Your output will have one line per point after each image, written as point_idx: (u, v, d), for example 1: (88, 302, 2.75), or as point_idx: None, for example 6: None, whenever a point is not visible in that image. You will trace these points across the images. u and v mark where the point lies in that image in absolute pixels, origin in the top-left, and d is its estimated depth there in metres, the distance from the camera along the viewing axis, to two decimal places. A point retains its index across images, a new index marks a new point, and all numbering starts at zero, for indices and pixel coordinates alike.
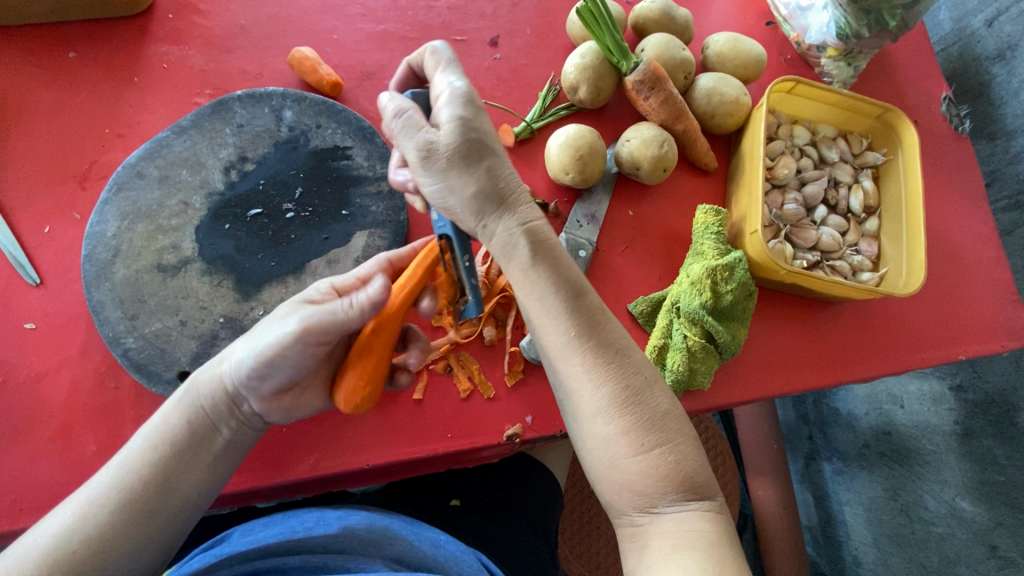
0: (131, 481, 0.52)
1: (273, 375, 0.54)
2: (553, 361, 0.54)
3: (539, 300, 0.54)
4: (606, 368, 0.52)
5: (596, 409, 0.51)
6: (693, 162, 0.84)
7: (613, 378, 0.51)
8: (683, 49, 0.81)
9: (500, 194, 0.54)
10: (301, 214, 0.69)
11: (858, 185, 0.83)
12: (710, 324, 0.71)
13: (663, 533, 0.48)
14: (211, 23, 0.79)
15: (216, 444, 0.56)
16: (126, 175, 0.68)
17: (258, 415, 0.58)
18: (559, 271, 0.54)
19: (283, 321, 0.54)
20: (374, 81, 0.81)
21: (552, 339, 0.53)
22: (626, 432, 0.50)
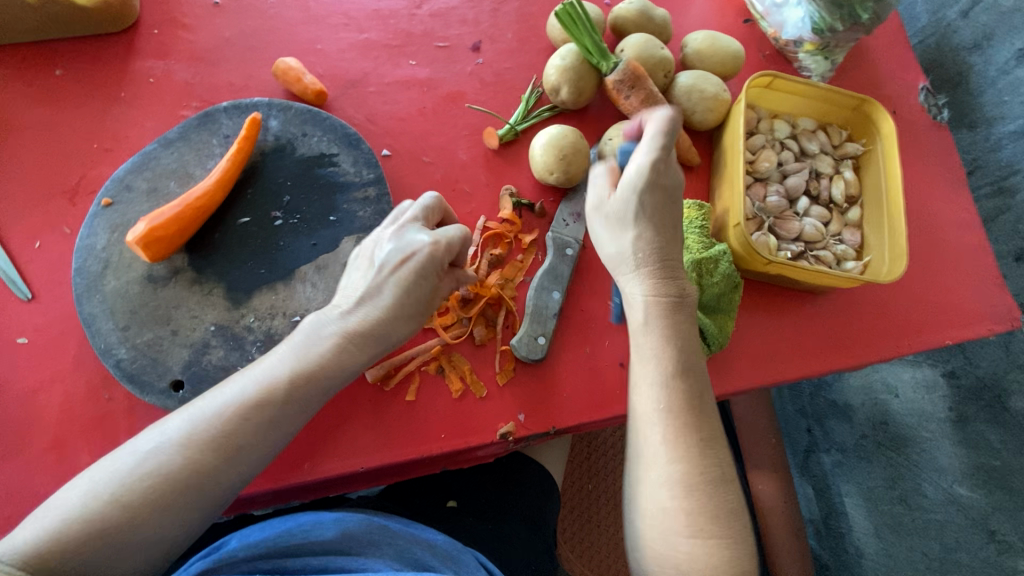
0: (174, 465, 0.50)
1: (368, 346, 0.58)
2: (640, 422, 0.58)
3: (642, 365, 0.59)
4: (690, 451, 0.56)
5: (661, 482, 0.55)
6: (676, 159, 0.85)
7: (689, 462, 0.55)
8: (661, 48, 0.83)
9: (656, 258, 0.61)
10: (289, 220, 0.70)
11: (839, 175, 0.84)
12: (698, 317, 0.73)
13: None
14: (195, 36, 0.81)
15: (262, 418, 0.54)
16: (115, 188, 0.68)
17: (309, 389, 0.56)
18: (681, 349, 0.59)
19: (362, 298, 0.58)
20: (359, 89, 0.82)
21: (639, 398, 0.59)
22: (687, 513, 0.54)
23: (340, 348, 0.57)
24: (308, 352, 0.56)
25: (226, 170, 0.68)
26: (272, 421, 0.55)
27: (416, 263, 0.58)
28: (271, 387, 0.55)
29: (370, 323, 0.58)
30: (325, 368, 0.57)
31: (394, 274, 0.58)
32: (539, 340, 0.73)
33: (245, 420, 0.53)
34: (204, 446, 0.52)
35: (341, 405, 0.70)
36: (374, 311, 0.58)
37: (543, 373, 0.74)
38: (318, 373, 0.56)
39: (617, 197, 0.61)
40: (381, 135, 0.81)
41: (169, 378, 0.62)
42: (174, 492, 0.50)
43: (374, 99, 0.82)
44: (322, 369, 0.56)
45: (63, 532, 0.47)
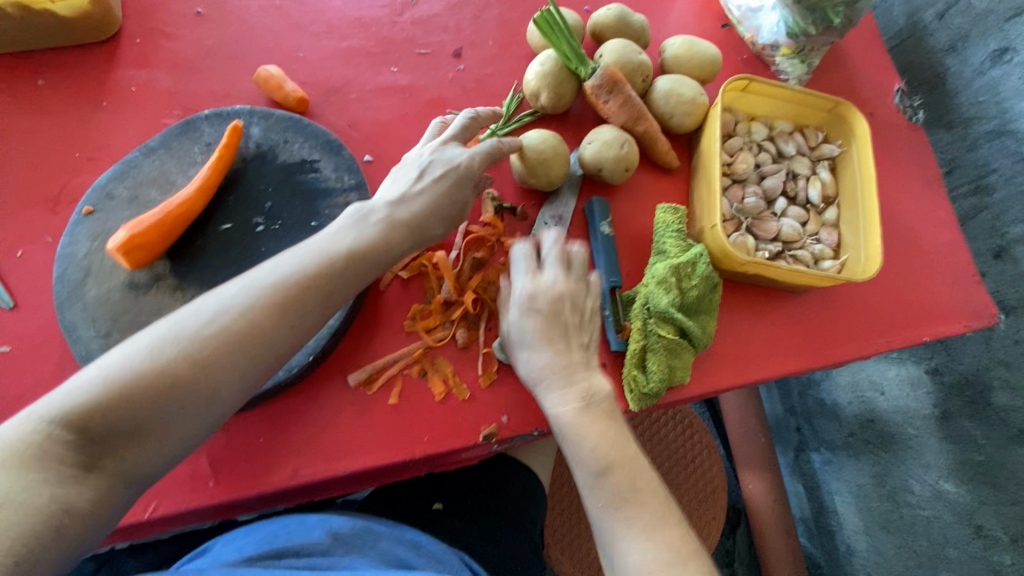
0: (238, 319, 0.52)
1: (408, 235, 0.62)
2: (598, 480, 0.63)
3: (596, 427, 0.64)
4: (658, 517, 0.60)
5: (644, 551, 0.57)
6: (656, 161, 0.86)
7: (639, 512, 0.60)
8: (639, 52, 0.84)
9: (564, 368, 0.66)
10: (271, 226, 0.70)
11: (815, 176, 0.86)
12: (681, 320, 0.73)
13: None
14: (178, 45, 0.81)
15: (318, 287, 0.56)
16: (96, 196, 0.68)
17: (367, 259, 0.59)
18: (603, 420, 0.65)
19: (404, 190, 0.63)
20: (341, 96, 0.83)
21: (592, 462, 0.63)
22: (658, 561, 0.57)
23: (384, 234, 0.60)
24: (354, 235, 0.59)
25: (206, 178, 0.68)
26: (317, 301, 0.56)
27: (453, 174, 0.66)
28: (317, 268, 0.56)
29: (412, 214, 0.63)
30: (373, 244, 0.60)
31: (436, 174, 0.65)
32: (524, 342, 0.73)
33: (302, 283, 0.55)
34: (265, 306, 0.53)
35: (325, 409, 0.71)
36: (414, 207, 0.63)
37: None
38: (362, 255, 0.59)
39: (517, 321, 0.68)
40: (363, 141, 0.81)
41: None
42: (223, 351, 0.50)
43: (356, 105, 0.83)
44: (364, 254, 0.59)
45: (124, 381, 0.47)
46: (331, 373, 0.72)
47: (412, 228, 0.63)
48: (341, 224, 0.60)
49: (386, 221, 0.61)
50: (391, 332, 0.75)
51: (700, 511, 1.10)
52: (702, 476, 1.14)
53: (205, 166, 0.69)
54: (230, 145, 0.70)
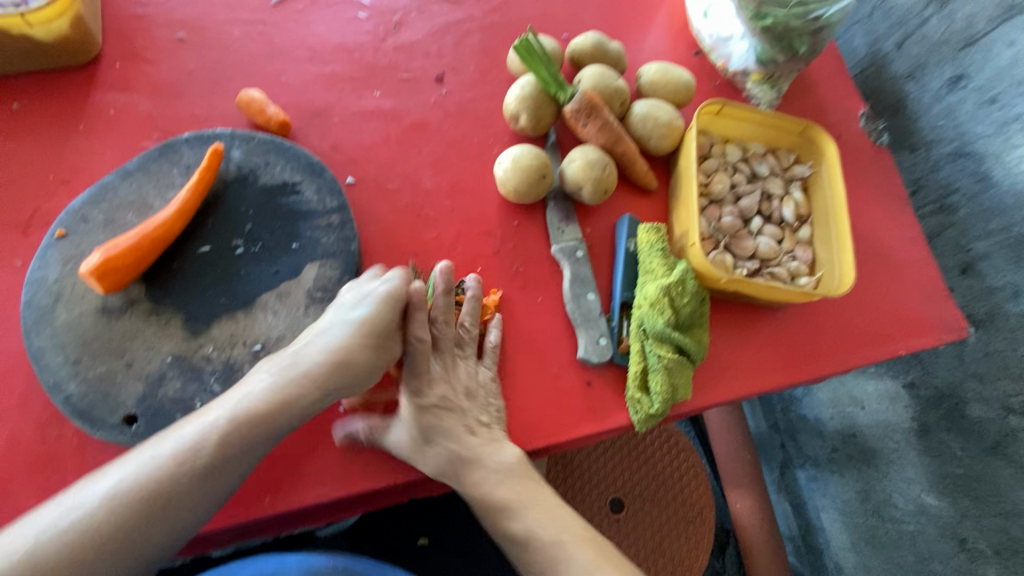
0: (114, 505, 0.51)
1: (326, 385, 0.61)
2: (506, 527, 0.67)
3: (485, 482, 0.68)
4: (526, 492, 0.68)
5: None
6: (634, 182, 0.88)
7: (526, 505, 0.68)
8: (616, 78, 0.87)
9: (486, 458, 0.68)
10: (251, 248, 0.70)
11: (789, 196, 0.88)
12: (677, 339, 0.74)
13: None
14: (159, 70, 0.81)
15: (203, 460, 0.55)
16: (69, 219, 0.67)
17: (269, 418, 0.58)
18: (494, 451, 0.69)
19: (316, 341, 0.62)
20: (323, 119, 0.83)
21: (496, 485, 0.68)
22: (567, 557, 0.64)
23: (292, 386, 0.59)
24: (260, 392, 0.58)
25: (184, 200, 0.67)
26: (206, 471, 0.55)
27: (376, 305, 0.65)
28: (232, 429, 0.56)
29: (330, 361, 0.61)
30: (282, 400, 0.59)
31: (361, 318, 0.63)
32: (593, 347, 0.75)
33: (186, 459, 0.54)
34: (145, 492, 0.52)
35: (304, 435, 0.69)
36: (331, 344, 0.62)
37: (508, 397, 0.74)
38: (282, 407, 0.59)
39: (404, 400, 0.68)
40: (345, 163, 0.82)
41: (122, 414, 0.60)
42: (121, 520, 0.51)
43: (339, 129, 0.83)
44: (273, 408, 0.58)
45: None
46: None
47: (321, 373, 0.60)
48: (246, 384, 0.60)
49: (299, 371, 0.60)
50: None
51: (688, 532, 1.10)
52: (688, 495, 1.13)
53: (184, 189, 0.68)
54: (210, 169, 0.69)
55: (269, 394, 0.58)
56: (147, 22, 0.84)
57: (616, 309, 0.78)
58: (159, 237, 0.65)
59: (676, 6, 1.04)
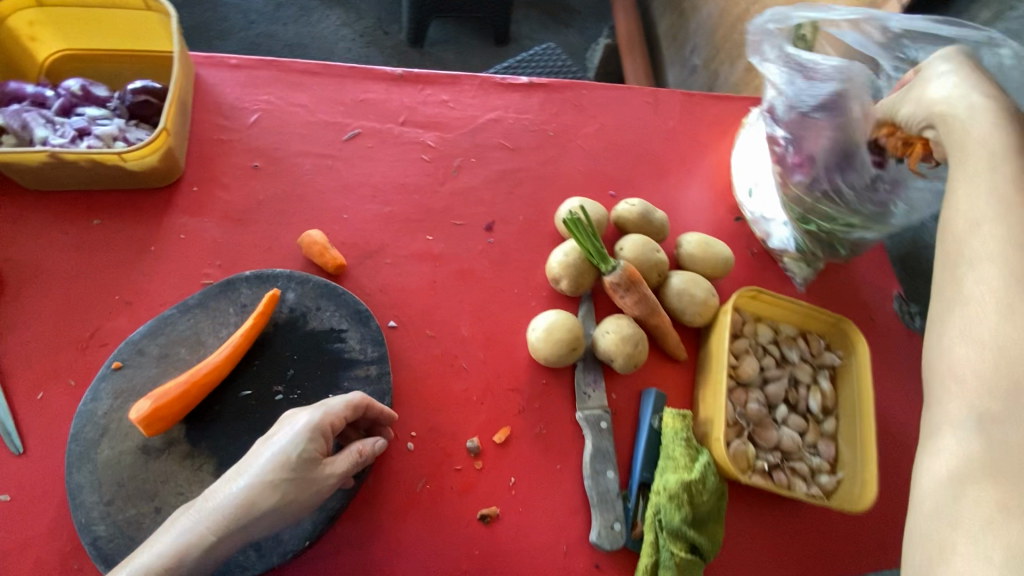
0: None
1: (226, 533, 0.58)
2: (939, 382, 0.48)
3: (986, 233, 0.49)
4: (980, 206, 0.51)
5: (963, 427, 0.45)
6: (664, 351, 0.90)
7: (1015, 215, 0.48)
8: (657, 250, 0.91)
9: (988, 83, 0.59)
10: (289, 395, 0.73)
11: (816, 385, 0.89)
12: (693, 538, 0.73)
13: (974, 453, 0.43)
14: (231, 197, 0.87)
15: None
16: (127, 350, 0.71)
17: (197, 548, 0.57)
18: (990, 178, 0.52)
19: (237, 476, 0.60)
20: (375, 259, 0.87)
21: (992, 195, 0.51)
22: (1017, 310, 0.45)
23: (213, 521, 0.57)
24: (186, 528, 0.57)
25: (235, 344, 0.71)
26: None
27: (298, 435, 0.62)
28: None
29: (232, 508, 0.58)
30: (206, 532, 0.57)
31: (270, 457, 0.61)
32: (612, 529, 0.75)
33: None
34: None
35: None
36: (246, 480, 0.60)
37: (516, 571, 0.74)
38: (185, 555, 0.56)
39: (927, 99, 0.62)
40: (389, 305, 0.85)
41: None
42: None
43: (388, 270, 0.87)
44: (198, 542, 0.57)
45: None
46: (320, 547, 0.71)
47: (239, 507, 0.58)
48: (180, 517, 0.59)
49: (218, 507, 0.58)
50: (388, 507, 0.74)
51: None
52: None
53: (236, 332, 0.72)
54: (264, 315, 0.73)
55: (171, 543, 0.57)
56: (228, 148, 0.91)
57: (633, 488, 0.79)
58: (207, 381, 0.68)
59: (722, 170, 1.09)
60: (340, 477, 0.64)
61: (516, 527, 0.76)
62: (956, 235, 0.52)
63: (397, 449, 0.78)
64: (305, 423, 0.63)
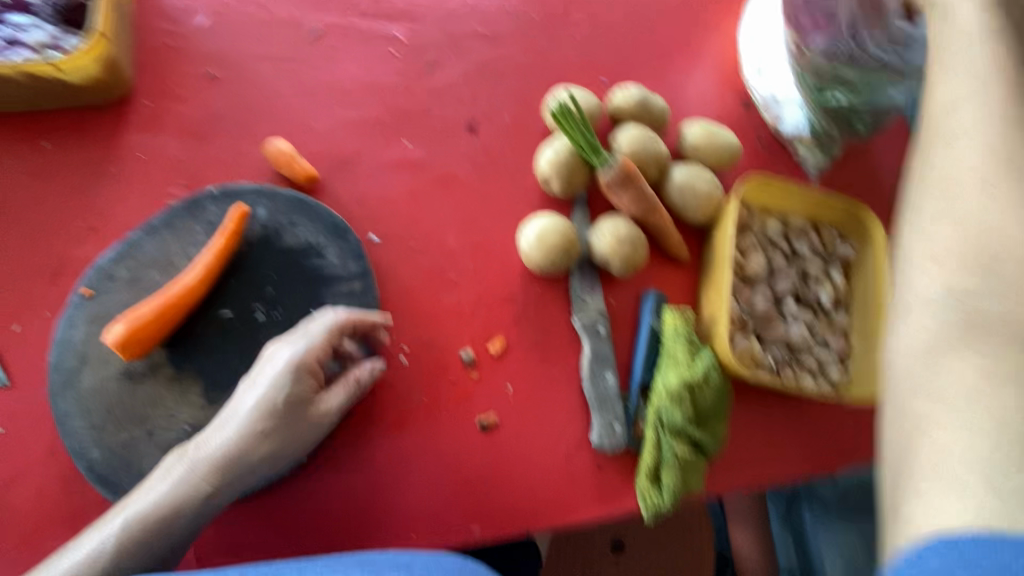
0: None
1: (222, 482, 0.59)
2: (910, 262, 0.48)
3: (964, 120, 0.49)
4: (972, 106, 0.50)
5: (934, 302, 0.45)
6: (666, 251, 0.85)
7: (994, 128, 0.48)
8: (657, 142, 0.83)
9: None
10: (271, 314, 0.69)
11: (828, 279, 0.84)
12: (695, 434, 0.72)
13: (960, 374, 0.42)
14: (188, 110, 0.80)
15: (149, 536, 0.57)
16: (96, 277, 0.68)
17: (200, 489, 0.59)
18: (958, 82, 0.51)
19: (229, 419, 0.60)
20: (350, 170, 0.81)
21: (942, 104, 0.51)
22: (980, 234, 0.45)
23: (212, 464, 0.59)
24: (184, 470, 0.59)
25: (208, 264, 0.67)
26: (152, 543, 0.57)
27: (285, 371, 0.61)
28: (134, 528, 0.56)
29: (228, 451, 0.59)
30: (203, 475, 0.59)
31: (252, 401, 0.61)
32: (614, 429, 0.75)
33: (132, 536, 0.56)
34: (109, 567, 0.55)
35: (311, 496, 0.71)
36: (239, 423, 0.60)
37: (517, 475, 0.74)
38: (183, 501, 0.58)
39: None
40: (369, 218, 0.80)
41: (138, 481, 0.62)
42: None
43: (365, 180, 0.81)
44: (199, 484, 0.59)
45: None
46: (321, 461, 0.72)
47: (235, 447, 0.59)
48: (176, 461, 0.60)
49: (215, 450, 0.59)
50: (385, 420, 0.74)
51: None
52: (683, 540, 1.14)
53: (206, 251, 0.68)
54: (235, 233, 0.68)
55: (171, 488, 0.58)
56: (178, 56, 0.83)
57: (634, 391, 0.77)
58: (182, 303, 0.65)
59: (729, 50, 0.97)
60: (332, 410, 0.64)
61: (516, 435, 0.75)
62: (932, 117, 0.52)
63: (390, 365, 0.76)
64: (289, 360, 0.62)
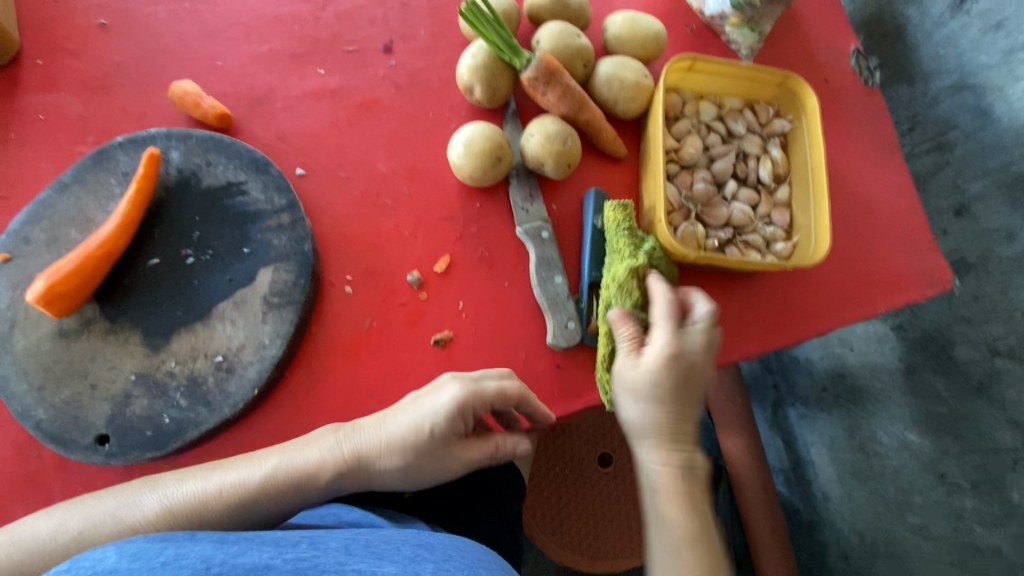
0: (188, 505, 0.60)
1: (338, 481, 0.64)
2: (648, 487, 0.60)
3: (657, 341, 0.61)
4: (659, 375, 0.59)
5: (663, 521, 0.57)
6: (603, 150, 0.83)
7: (669, 386, 0.59)
8: (579, 35, 0.80)
9: None
10: (201, 257, 0.68)
11: (766, 155, 0.83)
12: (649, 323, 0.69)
13: (672, 519, 0.57)
14: (84, 64, 0.76)
15: (249, 490, 0.61)
16: (11, 241, 0.66)
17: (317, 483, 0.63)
18: (675, 360, 0.60)
19: (374, 428, 0.65)
20: (266, 106, 0.78)
21: (654, 339, 0.61)
22: (688, 544, 0.56)
23: (338, 465, 0.63)
24: (310, 456, 0.63)
25: (124, 213, 0.65)
26: (243, 506, 0.60)
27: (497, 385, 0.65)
28: (240, 489, 0.61)
29: (355, 456, 0.63)
30: (314, 478, 0.63)
31: (377, 443, 0.63)
32: (569, 327, 0.74)
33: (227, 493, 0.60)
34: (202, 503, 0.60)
35: (270, 434, 0.69)
36: (382, 436, 0.63)
37: None
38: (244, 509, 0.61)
39: None
40: (293, 153, 0.78)
41: (91, 432, 0.62)
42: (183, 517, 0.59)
43: (283, 115, 0.79)
44: (305, 480, 0.62)
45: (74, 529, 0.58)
46: (277, 392, 0.71)
47: (374, 451, 0.63)
48: (306, 450, 0.64)
49: (351, 448, 0.63)
50: (338, 352, 0.73)
51: None
52: None
53: (122, 201, 0.66)
54: (148, 179, 0.66)
55: (271, 471, 0.62)
56: (66, 10, 0.78)
57: (585, 289, 0.77)
58: (103, 256, 0.63)
59: None
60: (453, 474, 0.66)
61: (472, 347, 0.75)
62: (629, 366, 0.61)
63: (336, 295, 0.75)
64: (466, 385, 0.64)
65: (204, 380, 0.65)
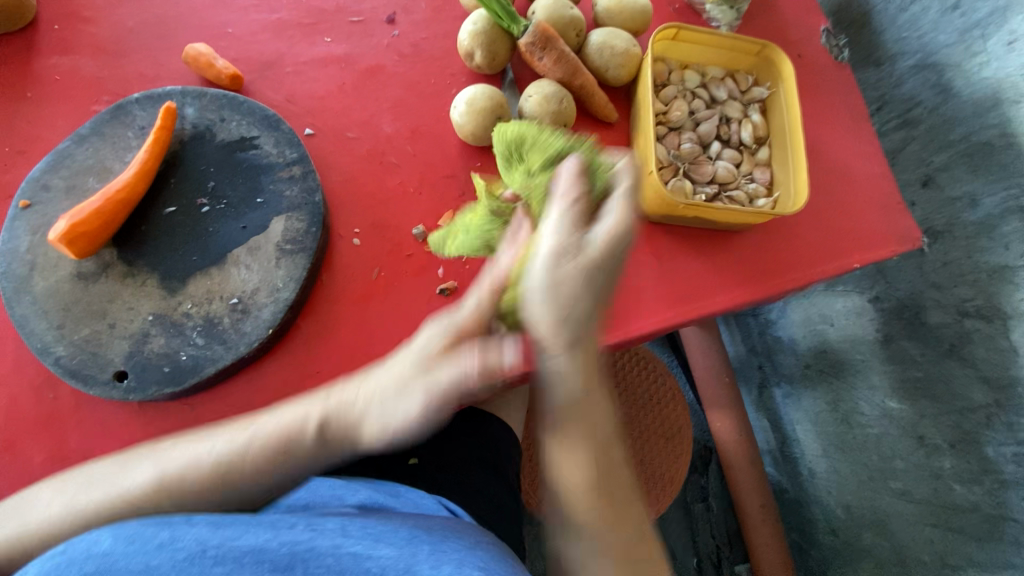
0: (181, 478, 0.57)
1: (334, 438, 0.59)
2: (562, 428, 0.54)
3: (558, 288, 0.49)
4: (569, 326, 0.51)
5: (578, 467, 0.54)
6: (596, 115, 0.88)
7: (568, 339, 0.51)
8: (572, 7, 0.86)
9: None
10: (216, 207, 0.71)
11: (747, 119, 0.89)
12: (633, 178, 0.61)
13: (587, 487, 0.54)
14: (98, 29, 0.79)
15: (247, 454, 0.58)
16: (32, 189, 0.68)
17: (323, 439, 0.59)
18: (575, 306, 0.50)
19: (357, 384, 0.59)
20: (276, 70, 0.82)
21: (549, 280, 0.49)
22: (590, 488, 0.54)
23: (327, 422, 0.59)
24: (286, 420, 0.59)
25: (142, 161, 0.67)
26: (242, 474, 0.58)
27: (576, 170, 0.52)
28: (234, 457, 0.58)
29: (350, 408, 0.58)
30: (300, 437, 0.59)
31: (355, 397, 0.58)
32: None
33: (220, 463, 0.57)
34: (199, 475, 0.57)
35: (282, 378, 0.72)
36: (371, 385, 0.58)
37: None
38: (231, 476, 0.58)
39: None
40: (302, 114, 0.82)
41: (110, 368, 0.64)
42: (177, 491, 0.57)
43: (292, 79, 0.82)
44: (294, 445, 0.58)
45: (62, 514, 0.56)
46: (289, 337, 0.73)
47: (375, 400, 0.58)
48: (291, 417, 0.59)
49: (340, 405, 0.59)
50: (344, 303, 0.76)
51: (671, 447, 1.17)
52: (663, 411, 1.20)
53: (140, 150, 0.68)
54: (165, 129, 0.69)
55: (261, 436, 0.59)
56: None
57: None
58: (123, 200, 0.66)
59: None
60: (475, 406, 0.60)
61: None
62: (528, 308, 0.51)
63: (345, 247, 0.78)
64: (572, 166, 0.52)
65: (220, 320, 0.67)
